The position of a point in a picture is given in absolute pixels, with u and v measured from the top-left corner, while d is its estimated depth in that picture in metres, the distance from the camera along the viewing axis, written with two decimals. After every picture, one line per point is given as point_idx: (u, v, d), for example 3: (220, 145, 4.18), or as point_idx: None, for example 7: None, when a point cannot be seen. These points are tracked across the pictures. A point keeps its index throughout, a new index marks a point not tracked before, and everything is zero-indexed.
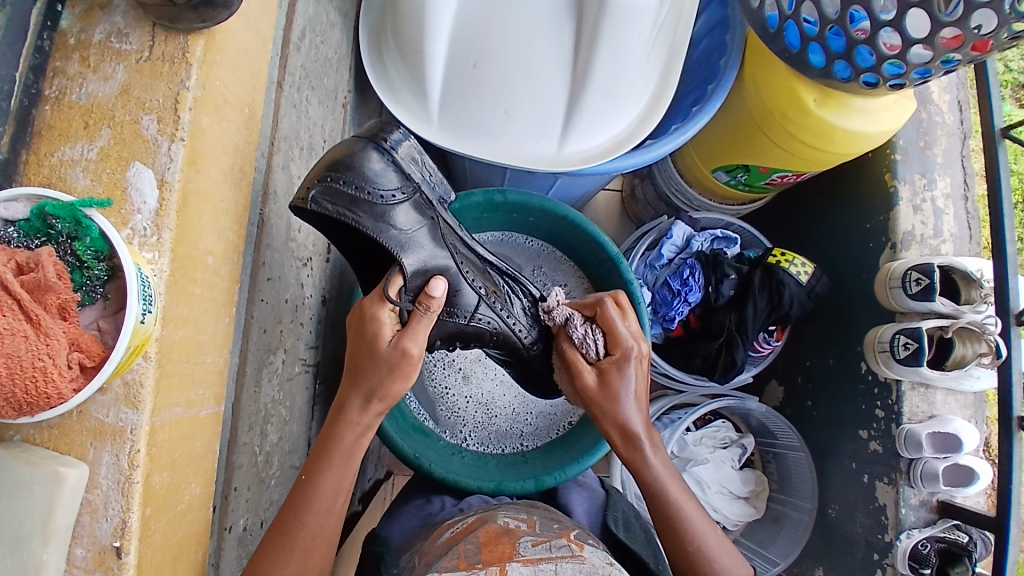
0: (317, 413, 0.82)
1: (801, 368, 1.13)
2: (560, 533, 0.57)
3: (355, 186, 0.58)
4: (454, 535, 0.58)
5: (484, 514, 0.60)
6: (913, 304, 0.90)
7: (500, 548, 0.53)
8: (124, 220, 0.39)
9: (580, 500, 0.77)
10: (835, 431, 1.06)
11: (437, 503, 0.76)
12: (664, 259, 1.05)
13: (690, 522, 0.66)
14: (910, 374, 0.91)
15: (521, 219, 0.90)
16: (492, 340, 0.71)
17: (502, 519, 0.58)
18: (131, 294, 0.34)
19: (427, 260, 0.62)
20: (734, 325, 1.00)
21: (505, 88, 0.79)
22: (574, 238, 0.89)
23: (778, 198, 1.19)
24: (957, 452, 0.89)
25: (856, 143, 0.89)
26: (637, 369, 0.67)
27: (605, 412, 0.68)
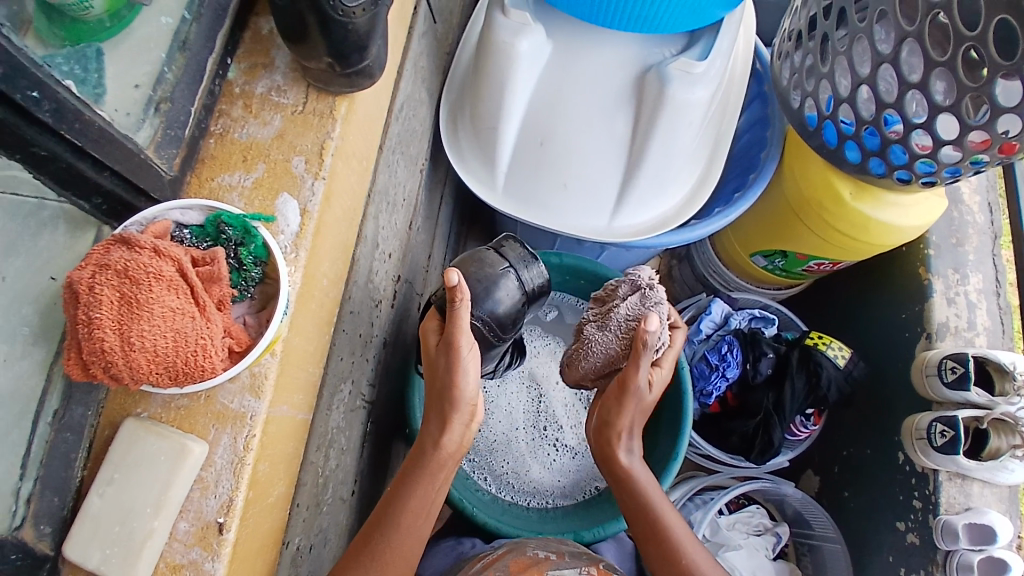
0: (366, 449, 0.85)
1: (837, 457, 1.13)
2: (589, 564, 0.65)
3: None
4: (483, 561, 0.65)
5: (514, 545, 0.67)
6: (947, 392, 0.93)
7: None
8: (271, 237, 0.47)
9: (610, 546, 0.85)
10: (872, 523, 1.05)
11: (469, 542, 0.80)
12: (702, 335, 1.10)
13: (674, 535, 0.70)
14: (947, 464, 0.91)
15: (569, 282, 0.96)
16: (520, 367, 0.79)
17: (531, 551, 0.65)
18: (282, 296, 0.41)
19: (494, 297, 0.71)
20: (771, 404, 1.02)
21: (567, 164, 0.88)
22: None
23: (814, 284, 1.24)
24: (992, 545, 0.86)
25: (890, 234, 0.96)
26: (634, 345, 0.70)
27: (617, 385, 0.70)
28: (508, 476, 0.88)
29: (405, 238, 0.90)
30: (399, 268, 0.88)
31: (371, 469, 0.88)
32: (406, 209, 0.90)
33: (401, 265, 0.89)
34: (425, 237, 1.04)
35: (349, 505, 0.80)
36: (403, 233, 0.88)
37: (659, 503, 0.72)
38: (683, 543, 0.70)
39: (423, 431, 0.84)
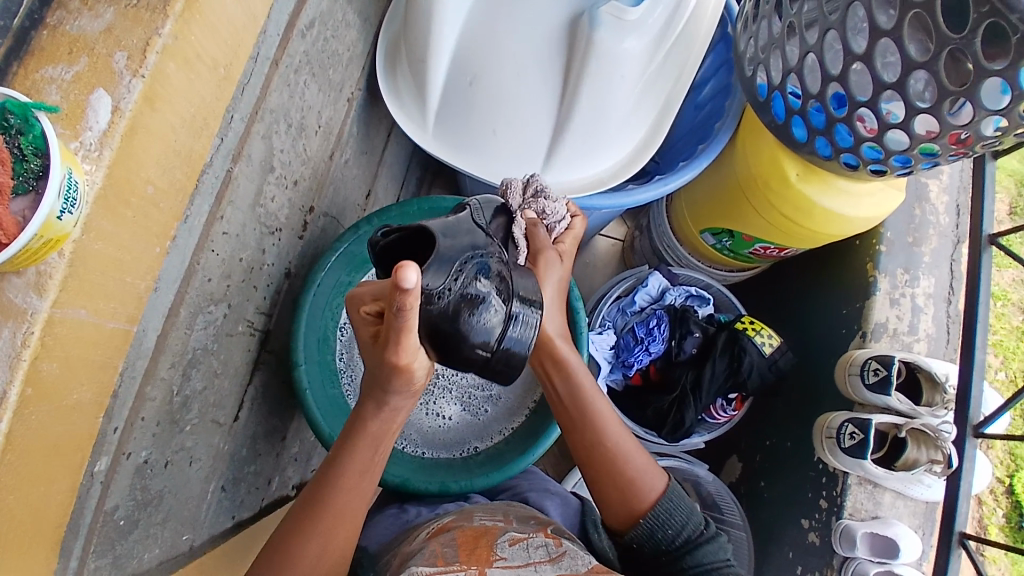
0: (260, 375, 0.85)
1: (760, 447, 1.11)
2: (537, 528, 0.66)
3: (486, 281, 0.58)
4: (431, 535, 0.65)
5: (458, 516, 0.68)
6: (869, 394, 0.90)
7: (478, 551, 0.58)
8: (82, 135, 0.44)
9: (555, 504, 0.82)
10: (780, 515, 1.03)
11: (414, 511, 0.81)
12: (636, 307, 1.07)
13: (619, 445, 0.72)
14: (854, 467, 0.88)
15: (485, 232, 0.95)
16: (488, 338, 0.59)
17: (477, 521, 0.67)
18: (42, 178, 0.40)
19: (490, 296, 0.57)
20: (689, 382, 1.01)
21: (496, 108, 0.83)
22: None
23: (771, 270, 1.18)
24: (894, 559, 0.84)
25: (834, 224, 0.90)
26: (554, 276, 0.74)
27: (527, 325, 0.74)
28: None
29: (323, 170, 0.86)
30: (311, 199, 0.86)
31: (267, 397, 0.88)
32: (329, 139, 0.86)
33: (315, 196, 0.86)
34: (362, 173, 0.99)
35: (229, 430, 0.79)
36: (320, 164, 0.85)
37: (607, 416, 0.73)
38: (626, 450, 0.72)
39: (304, 363, 0.84)
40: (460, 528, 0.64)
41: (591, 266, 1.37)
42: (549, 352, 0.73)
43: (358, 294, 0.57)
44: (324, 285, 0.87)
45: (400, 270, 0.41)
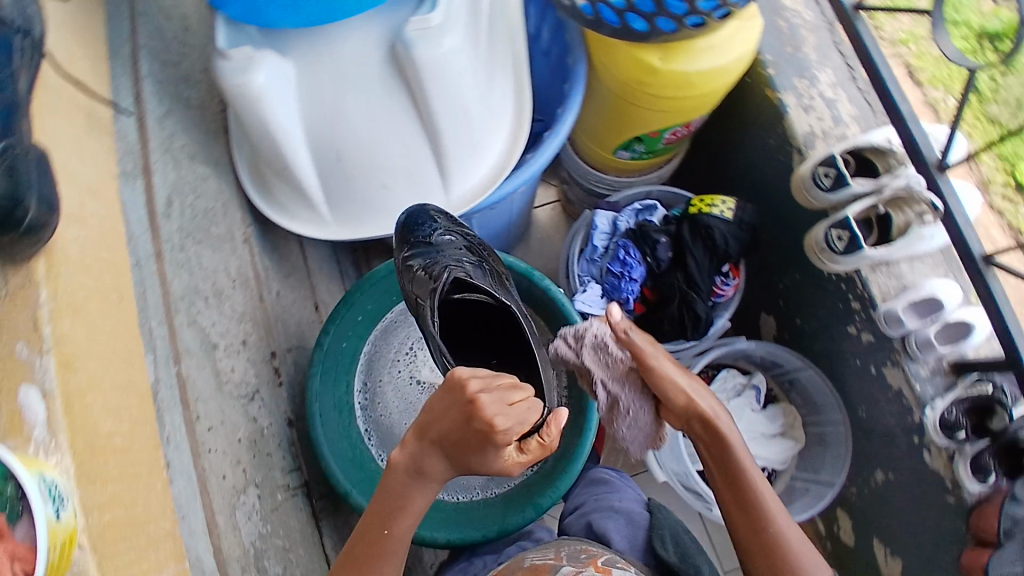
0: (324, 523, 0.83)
1: (778, 292, 1.13)
2: (588, 563, 0.70)
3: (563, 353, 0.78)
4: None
5: (510, 561, 0.72)
6: (833, 198, 0.91)
7: None
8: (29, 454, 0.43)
9: (619, 527, 0.81)
10: (828, 337, 1.06)
11: (479, 562, 0.82)
12: (600, 249, 1.08)
13: (773, 512, 0.66)
14: (858, 262, 0.90)
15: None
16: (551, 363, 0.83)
17: (529, 563, 0.71)
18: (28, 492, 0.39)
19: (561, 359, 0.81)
20: (683, 283, 1.02)
21: (374, 165, 0.83)
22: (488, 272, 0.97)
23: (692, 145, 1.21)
24: (945, 313, 0.89)
25: (717, 79, 0.92)
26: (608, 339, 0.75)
27: (657, 382, 0.70)
28: None
29: (262, 312, 0.85)
30: (268, 344, 0.84)
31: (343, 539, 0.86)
32: (248, 286, 0.84)
33: (270, 340, 0.85)
34: (298, 293, 0.98)
35: None
36: (257, 309, 0.84)
37: (765, 490, 0.67)
38: (781, 516, 0.66)
39: (353, 490, 0.82)
40: (512, 573, 0.70)
41: (545, 238, 1.37)
42: (699, 417, 0.69)
43: (461, 435, 0.57)
44: (326, 410, 0.86)
45: (560, 415, 0.61)
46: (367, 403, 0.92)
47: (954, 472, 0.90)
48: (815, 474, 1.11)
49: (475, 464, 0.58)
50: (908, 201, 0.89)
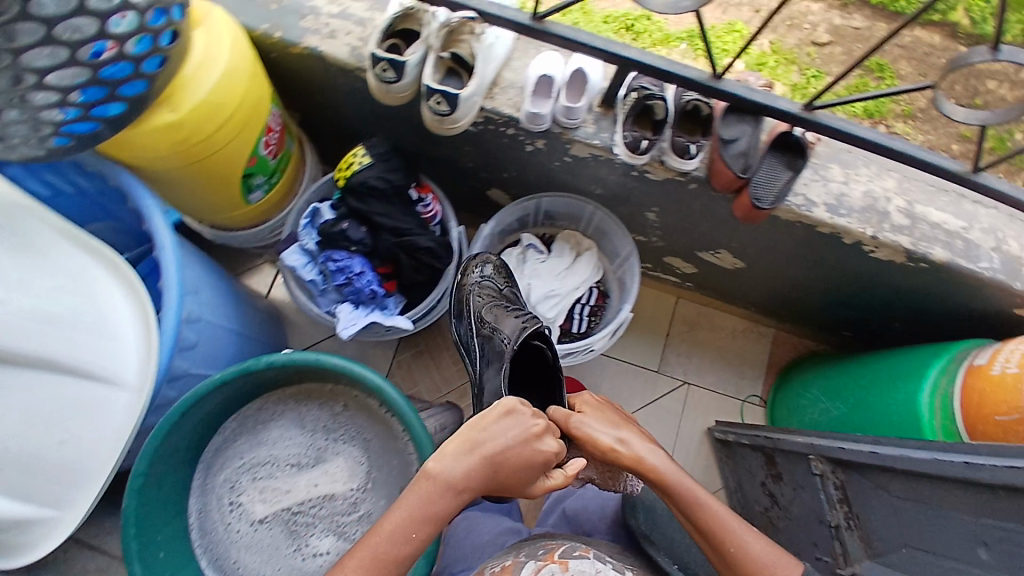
0: None
1: (472, 167, 1.21)
2: (546, 558, 0.85)
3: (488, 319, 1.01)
4: None
5: None
6: (405, 77, 0.92)
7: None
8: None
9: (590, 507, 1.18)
10: (526, 163, 1.15)
11: None
12: (317, 278, 1.05)
13: (740, 543, 0.84)
14: (467, 102, 0.93)
15: (191, 432, 0.91)
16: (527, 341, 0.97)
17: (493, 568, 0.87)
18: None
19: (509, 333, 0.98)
20: (392, 238, 1.03)
21: (24, 435, 0.82)
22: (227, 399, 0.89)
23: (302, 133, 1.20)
24: (557, 76, 0.98)
25: (232, 86, 0.90)
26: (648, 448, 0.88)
27: (650, 474, 0.86)
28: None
29: None
30: None
31: None
32: None
33: None
34: None
35: None
36: None
37: (732, 523, 0.85)
38: (750, 548, 0.83)
39: None
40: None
41: None
42: (651, 479, 0.86)
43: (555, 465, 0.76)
44: None
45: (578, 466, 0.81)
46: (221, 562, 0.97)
47: (673, 168, 1.01)
48: (618, 256, 1.25)
49: (520, 484, 0.76)
50: (460, 31, 0.96)
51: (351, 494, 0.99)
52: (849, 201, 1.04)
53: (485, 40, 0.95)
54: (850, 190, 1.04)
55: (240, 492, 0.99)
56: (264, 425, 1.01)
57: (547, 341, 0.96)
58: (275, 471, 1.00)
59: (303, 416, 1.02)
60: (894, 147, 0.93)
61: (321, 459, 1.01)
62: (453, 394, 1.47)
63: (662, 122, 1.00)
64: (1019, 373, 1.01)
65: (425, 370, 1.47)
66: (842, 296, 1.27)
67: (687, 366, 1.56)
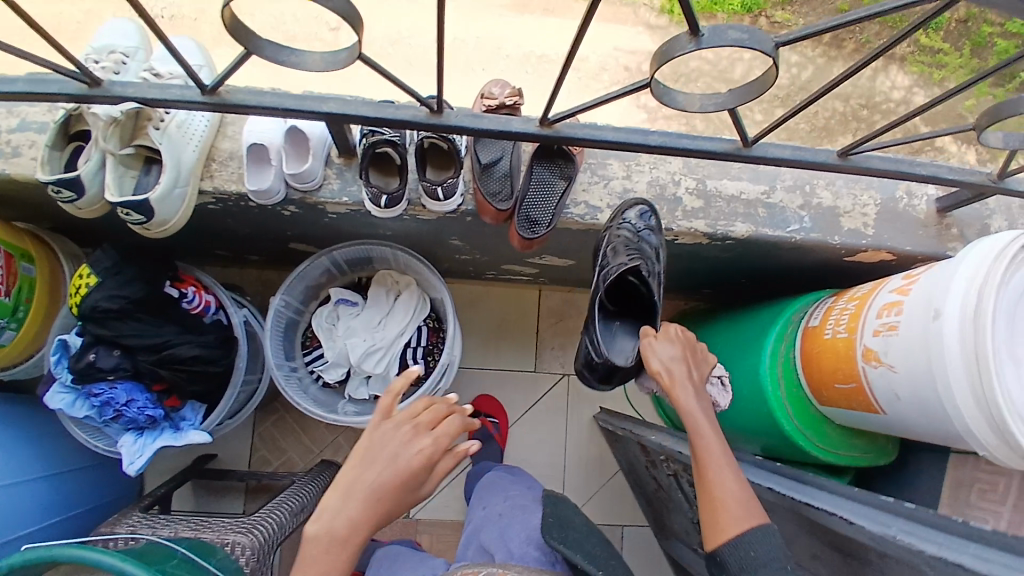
0: None
1: (252, 235, 1.11)
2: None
3: (639, 252, 0.88)
4: None
5: None
6: (89, 189, 0.82)
7: None
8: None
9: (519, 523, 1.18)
10: (300, 223, 1.04)
11: None
12: (83, 414, 0.96)
13: (722, 480, 0.73)
14: (166, 203, 0.83)
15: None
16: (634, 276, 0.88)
17: None
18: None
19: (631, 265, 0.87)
20: (151, 356, 0.93)
21: None
22: None
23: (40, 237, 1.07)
24: (270, 144, 0.87)
25: None
26: (681, 364, 0.84)
27: (677, 395, 0.81)
28: None
29: None
30: None
31: None
32: None
33: None
34: None
35: None
36: None
37: (727, 472, 0.74)
38: (735, 496, 0.72)
39: None
40: None
41: None
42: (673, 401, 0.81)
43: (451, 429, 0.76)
44: None
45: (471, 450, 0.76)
46: None
47: (435, 210, 0.92)
48: (435, 288, 1.15)
49: (408, 491, 0.73)
50: (142, 116, 0.84)
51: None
52: (634, 197, 0.96)
53: (170, 122, 0.83)
54: (634, 184, 0.96)
55: None
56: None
57: (644, 280, 0.88)
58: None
59: None
60: (648, 140, 0.83)
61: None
62: (328, 452, 1.41)
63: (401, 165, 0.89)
64: (849, 339, 0.92)
65: (292, 436, 1.40)
66: (683, 271, 1.21)
67: (563, 359, 1.49)
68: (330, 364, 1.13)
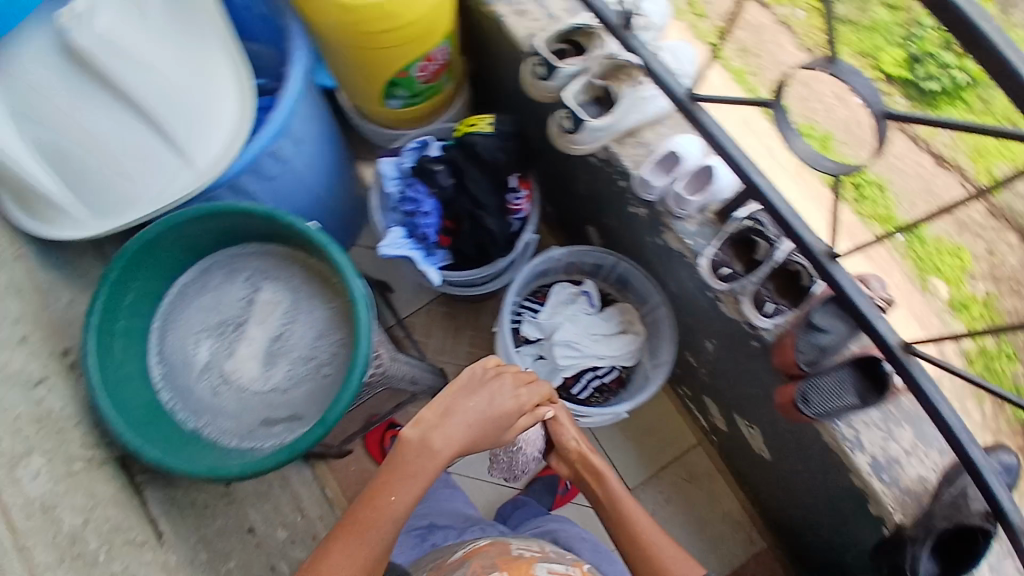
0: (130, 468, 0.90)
1: (583, 195, 1.20)
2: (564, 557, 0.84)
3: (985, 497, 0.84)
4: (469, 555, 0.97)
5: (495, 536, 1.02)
6: (551, 82, 0.94)
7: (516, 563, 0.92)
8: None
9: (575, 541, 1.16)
10: (628, 224, 1.11)
11: None
12: (394, 196, 1.12)
13: (649, 542, 0.89)
14: (591, 135, 0.93)
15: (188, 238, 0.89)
16: (973, 527, 0.81)
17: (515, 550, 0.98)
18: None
19: (979, 513, 0.82)
20: (469, 204, 1.07)
21: (96, 158, 0.85)
22: (289, 235, 0.92)
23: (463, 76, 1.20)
24: (684, 165, 0.92)
25: (424, 1, 0.95)
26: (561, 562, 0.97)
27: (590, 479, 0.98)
28: (176, 356, 0.93)
29: (50, 321, 0.90)
30: (60, 342, 0.90)
31: (172, 508, 0.93)
32: (30, 298, 0.90)
33: (64, 339, 0.91)
34: None
35: (161, 543, 0.86)
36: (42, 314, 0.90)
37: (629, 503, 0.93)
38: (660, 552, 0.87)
39: (116, 421, 0.79)
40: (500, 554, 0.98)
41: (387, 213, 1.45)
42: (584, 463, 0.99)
43: (547, 395, 0.94)
44: (96, 352, 0.82)
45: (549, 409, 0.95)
46: (171, 308, 0.95)
47: (743, 314, 0.94)
48: (657, 358, 1.18)
49: (498, 433, 0.88)
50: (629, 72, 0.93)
51: (302, 369, 0.92)
52: (898, 472, 0.89)
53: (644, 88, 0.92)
54: (906, 465, 0.90)
55: (245, 284, 0.96)
56: (240, 273, 0.97)
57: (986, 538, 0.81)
58: (239, 324, 0.94)
59: (313, 304, 0.95)
60: (970, 446, 0.78)
61: (276, 337, 0.94)
62: None
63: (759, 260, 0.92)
64: None
65: (445, 328, 1.44)
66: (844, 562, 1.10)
67: None
68: (537, 325, 1.22)
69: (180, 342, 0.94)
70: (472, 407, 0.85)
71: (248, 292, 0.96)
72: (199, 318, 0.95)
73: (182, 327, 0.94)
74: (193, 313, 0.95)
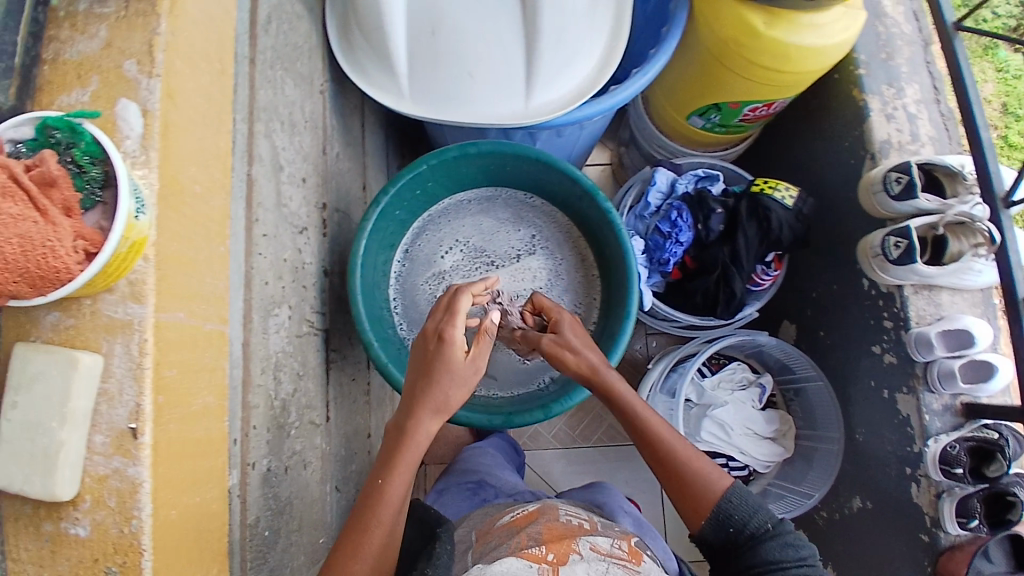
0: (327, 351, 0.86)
1: (809, 299, 1.17)
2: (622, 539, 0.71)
3: None
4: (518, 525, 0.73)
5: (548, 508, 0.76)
6: (897, 205, 0.93)
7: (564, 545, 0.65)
8: (34, 327, 0.43)
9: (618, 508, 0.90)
10: (850, 353, 1.09)
11: None
12: (652, 208, 1.09)
13: (671, 450, 0.71)
14: (907, 275, 0.92)
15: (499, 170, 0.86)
16: None
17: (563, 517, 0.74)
18: (60, 287, 0.38)
19: None
20: (727, 257, 1.02)
21: (463, 52, 0.84)
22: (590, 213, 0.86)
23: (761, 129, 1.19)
24: (970, 348, 0.91)
25: (812, 60, 0.92)
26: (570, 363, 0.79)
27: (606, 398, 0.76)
28: (421, 257, 0.93)
29: (321, 165, 0.85)
30: (321, 195, 0.85)
31: (339, 397, 0.89)
32: (316, 134, 0.85)
33: (323, 192, 0.86)
34: (352, 166, 1.00)
35: (324, 430, 0.82)
36: (318, 159, 0.85)
37: (672, 441, 0.72)
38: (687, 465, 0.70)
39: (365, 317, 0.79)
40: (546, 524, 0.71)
41: None
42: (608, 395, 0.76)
43: (460, 377, 0.69)
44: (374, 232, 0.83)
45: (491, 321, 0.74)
46: (440, 216, 0.94)
47: (936, 509, 0.94)
48: (796, 483, 1.14)
49: (455, 394, 0.69)
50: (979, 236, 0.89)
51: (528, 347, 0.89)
52: None
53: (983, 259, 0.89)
54: None
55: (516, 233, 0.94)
56: (521, 219, 0.94)
57: None
58: (494, 266, 0.92)
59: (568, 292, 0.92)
60: None
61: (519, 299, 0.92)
62: None
63: (991, 480, 0.88)
64: None
65: None
66: None
67: None
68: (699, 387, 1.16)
69: (429, 247, 0.93)
70: (421, 392, 0.69)
71: (517, 243, 0.94)
72: (460, 237, 0.93)
73: (440, 235, 0.93)
74: (454, 228, 0.94)
